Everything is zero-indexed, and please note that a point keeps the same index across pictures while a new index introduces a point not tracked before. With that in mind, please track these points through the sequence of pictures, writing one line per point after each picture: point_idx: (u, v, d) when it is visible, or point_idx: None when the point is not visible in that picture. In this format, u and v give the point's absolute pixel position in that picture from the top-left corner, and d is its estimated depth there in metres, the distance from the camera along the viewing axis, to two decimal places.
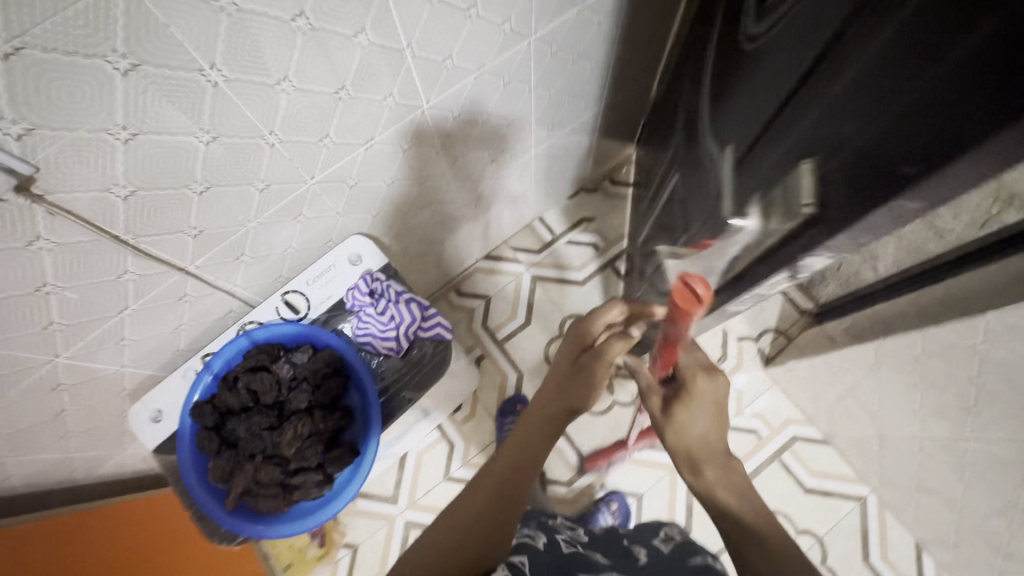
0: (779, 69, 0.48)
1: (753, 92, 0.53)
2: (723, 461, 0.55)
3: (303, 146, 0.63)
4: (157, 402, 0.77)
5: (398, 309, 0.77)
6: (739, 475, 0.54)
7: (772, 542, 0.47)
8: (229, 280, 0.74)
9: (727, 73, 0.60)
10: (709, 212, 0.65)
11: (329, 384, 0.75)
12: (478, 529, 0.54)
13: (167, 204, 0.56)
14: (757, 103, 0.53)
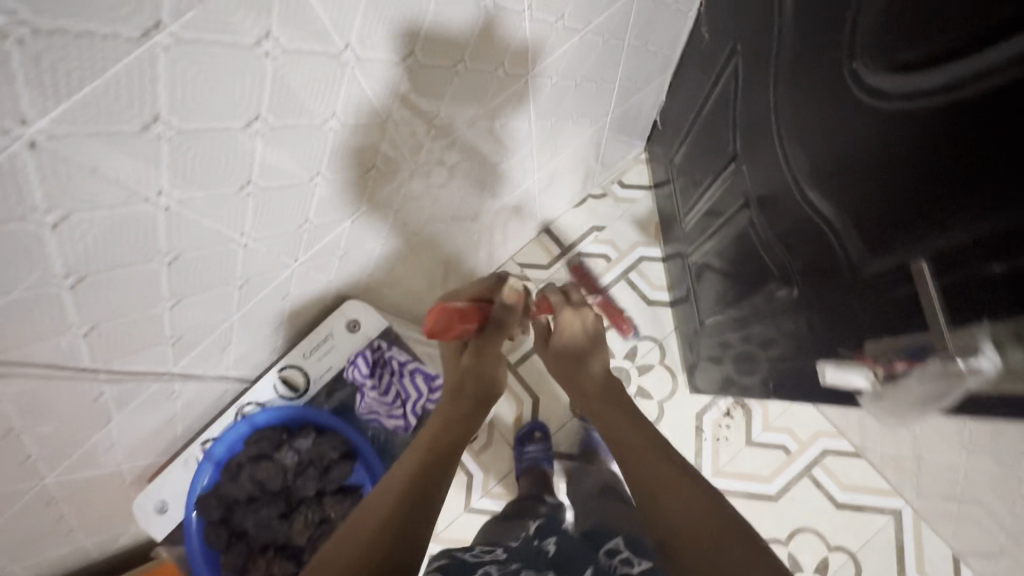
0: (932, 178, 0.41)
1: (880, 176, 0.46)
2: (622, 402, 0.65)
3: (282, 235, 0.56)
4: (161, 492, 0.73)
5: (403, 383, 0.71)
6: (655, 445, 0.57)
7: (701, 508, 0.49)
8: (221, 366, 0.69)
9: (847, 129, 0.49)
10: (850, 297, 0.54)
11: (337, 469, 0.70)
12: (406, 507, 0.47)
13: (137, 324, 0.50)
14: (907, 188, 0.44)
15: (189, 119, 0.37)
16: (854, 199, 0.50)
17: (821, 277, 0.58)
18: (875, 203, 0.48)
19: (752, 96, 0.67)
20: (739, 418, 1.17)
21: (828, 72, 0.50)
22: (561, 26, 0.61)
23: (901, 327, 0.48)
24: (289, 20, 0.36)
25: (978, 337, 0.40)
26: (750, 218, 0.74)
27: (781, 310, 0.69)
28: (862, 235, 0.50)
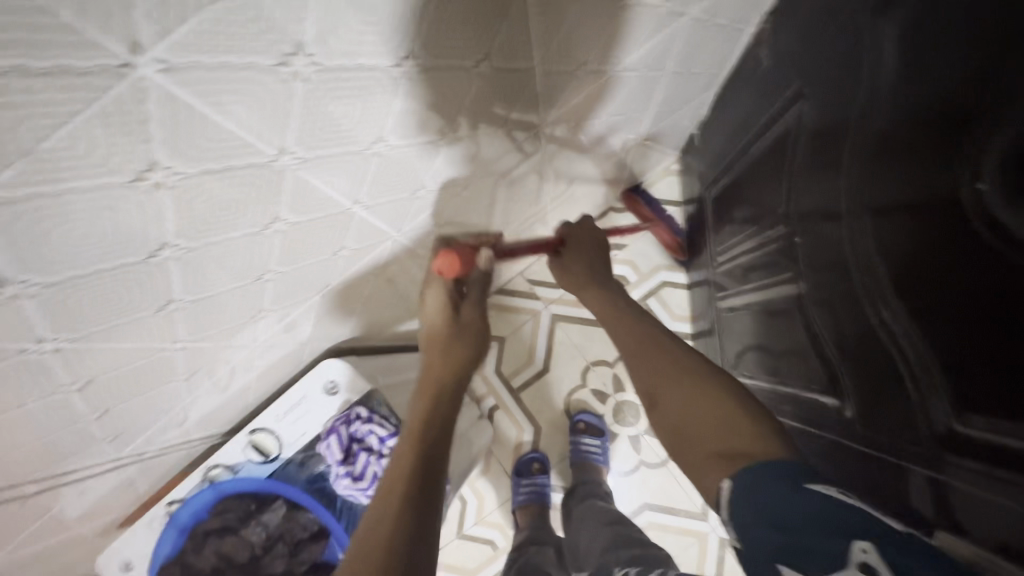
0: None
1: (996, 342, 0.36)
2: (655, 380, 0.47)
3: (232, 327, 0.47)
4: (124, 552, 0.69)
5: (379, 464, 0.64)
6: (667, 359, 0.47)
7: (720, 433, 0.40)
8: (184, 432, 0.63)
9: (959, 263, 0.38)
10: (917, 451, 0.46)
11: (308, 547, 0.64)
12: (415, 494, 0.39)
13: (55, 439, 0.42)
14: None
15: (62, 269, 0.27)
16: (943, 355, 0.40)
17: (883, 411, 0.49)
18: (979, 378, 0.37)
19: (821, 163, 0.54)
20: None
21: (944, 193, 0.38)
22: (583, 72, 0.49)
23: (973, 519, 0.40)
24: (189, 144, 0.26)
25: None
26: (801, 292, 0.62)
27: (824, 418, 0.59)
28: (954, 400, 0.40)
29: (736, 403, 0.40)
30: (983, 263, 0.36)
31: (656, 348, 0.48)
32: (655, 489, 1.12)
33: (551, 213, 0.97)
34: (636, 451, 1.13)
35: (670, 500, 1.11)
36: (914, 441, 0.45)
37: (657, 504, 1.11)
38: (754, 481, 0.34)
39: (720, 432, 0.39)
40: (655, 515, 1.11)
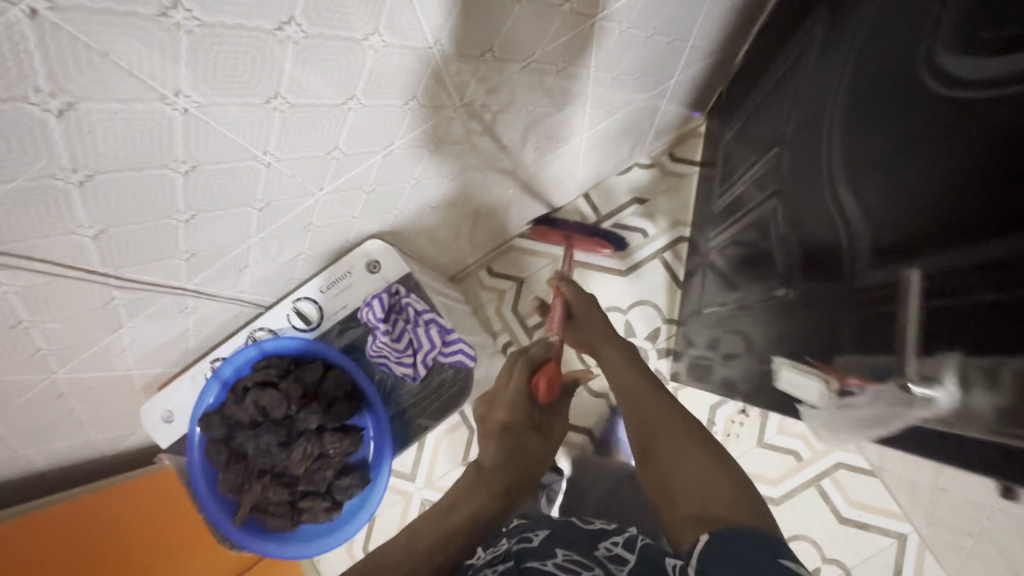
0: (963, 197, 0.35)
1: (907, 180, 0.40)
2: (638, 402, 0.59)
3: (306, 163, 0.52)
4: (168, 402, 0.74)
5: (418, 334, 0.70)
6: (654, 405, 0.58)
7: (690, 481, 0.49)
8: (236, 288, 0.68)
9: (896, 112, 0.41)
10: (839, 302, 0.49)
11: (340, 408, 0.69)
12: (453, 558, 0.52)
13: (148, 235, 0.48)
14: (932, 199, 0.37)
15: (212, 13, 0.33)
16: (899, 214, 0.41)
17: (818, 280, 0.53)
18: (924, 228, 0.38)
19: (815, 69, 0.56)
20: (754, 418, 1.13)
21: (898, 54, 0.42)
22: None
23: (875, 341, 0.43)
24: None
25: (945, 368, 0.36)
26: (774, 208, 0.64)
27: (770, 302, 0.64)
28: (872, 250, 0.44)
29: (715, 463, 0.50)
30: (921, 115, 0.38)
31: (650, 394, 0.60)
32: None
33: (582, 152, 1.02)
34: None
35: None
36: (834, 297, 0.50)
37: None
38: (731, 536, 0.41)
39: (696, 495, 0.48)
40: None
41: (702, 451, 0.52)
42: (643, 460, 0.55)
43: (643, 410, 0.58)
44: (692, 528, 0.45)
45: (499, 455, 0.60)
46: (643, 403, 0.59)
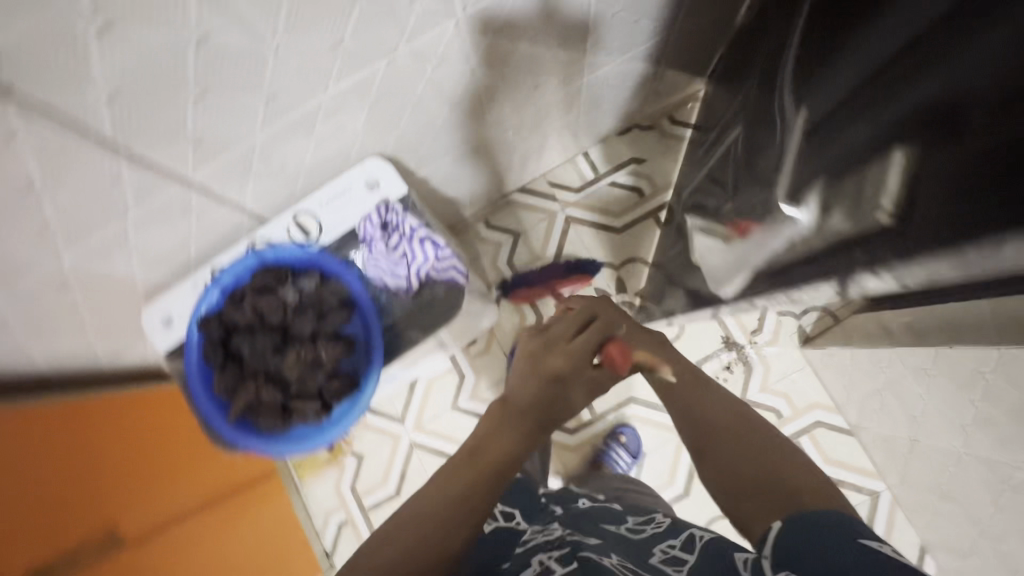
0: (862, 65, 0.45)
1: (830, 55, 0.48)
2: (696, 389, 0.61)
3: (314, 54, 0.55)
4: (168, 308, 0.77)
5: (412, 248, 0.72)
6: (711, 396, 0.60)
7: (757, 472, 0.52)
8: (240, 194, 0.70)
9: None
10: (758, 165, 0.61)
11: (334, 315, 0.72)
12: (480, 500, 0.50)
13: (159, 106, 0.50)
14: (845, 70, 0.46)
15: None
16: (848, 87, 0.46)
17: (751, 156, 0.63)
18: (875, 92, 0.43)
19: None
20: (738, 374, 1.17)
21: None
22: None
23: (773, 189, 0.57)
24: None
25: (810, 192, 0.51)
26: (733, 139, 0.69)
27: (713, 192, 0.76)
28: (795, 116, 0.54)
29: (778, 455, 0.53)
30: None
31: (704, 387, 0.61)
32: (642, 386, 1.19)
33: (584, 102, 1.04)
34: None
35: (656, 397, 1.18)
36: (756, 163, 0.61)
37: (643, 399, 1.19)
38: (812, 530, 0.44)
39: (766, 487, 0.51)
40: (641, 409, 1.18)
41: (764, 454, 0.54)
42: (699, 455, 0.57)
43: (699, 396, 0.60)
44: (764, 516, 0.50)
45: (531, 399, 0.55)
46: (697, 390, 0.61)
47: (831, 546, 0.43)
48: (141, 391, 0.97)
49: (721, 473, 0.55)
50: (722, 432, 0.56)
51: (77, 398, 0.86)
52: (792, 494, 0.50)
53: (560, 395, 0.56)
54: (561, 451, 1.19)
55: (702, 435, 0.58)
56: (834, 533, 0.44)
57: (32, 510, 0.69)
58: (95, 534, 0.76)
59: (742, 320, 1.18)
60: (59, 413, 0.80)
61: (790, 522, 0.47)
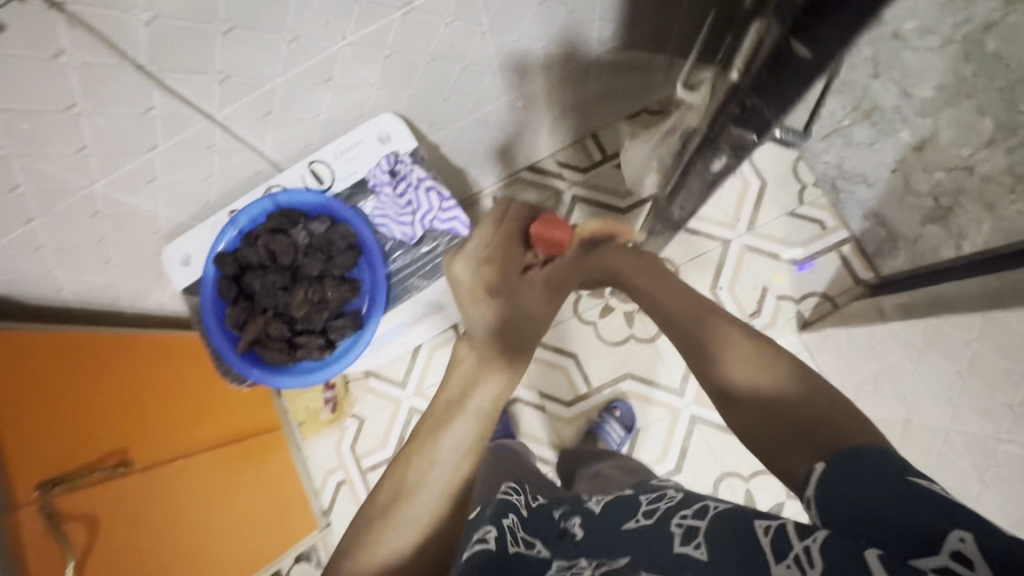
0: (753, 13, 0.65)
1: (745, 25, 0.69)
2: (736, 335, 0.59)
3: (337, 3, 0.59)
4: (187, 247, 0.81)
5: (417, 197, 0.76)
6: (743, 341, 0.58)
7: (793, 413, 0.50)
8: (260, 139, 0.75)
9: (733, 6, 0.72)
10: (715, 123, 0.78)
11: (341, 258, 0.76)
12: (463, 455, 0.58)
13: (191, 37, 0.55)
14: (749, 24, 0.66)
15: None
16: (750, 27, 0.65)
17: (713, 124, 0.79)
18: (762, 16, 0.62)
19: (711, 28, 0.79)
20: None
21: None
22: None
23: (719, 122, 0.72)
24: None
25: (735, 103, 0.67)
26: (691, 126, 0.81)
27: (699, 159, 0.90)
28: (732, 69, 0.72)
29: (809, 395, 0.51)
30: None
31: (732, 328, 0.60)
32: (639, 364, 1.21)
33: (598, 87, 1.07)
34: (628, 325, 1.22)
35: (652, 374, 1.20)
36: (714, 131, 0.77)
37: (640, 377, 1.21)
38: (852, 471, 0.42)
39: (799, 424, 0.49)
40: (636, 385, 1.20)
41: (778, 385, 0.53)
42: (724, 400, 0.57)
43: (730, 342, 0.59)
44: (806, 457, 0.47)
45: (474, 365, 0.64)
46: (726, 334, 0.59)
47: (870, 484, 0.40)
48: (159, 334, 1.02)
49: (750, 417, 0.54)
50: (739, 368, 0.56)
51: (98, 333, 0.90)
52: (833, 429, 0.47)
53: (511, 309, 0.68)
54: (555, 422, 1.22)
55: (725, 378, 0.57)
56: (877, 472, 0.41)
57: (34, 434, 0.70)
58: (102, 462, 0.78)
59: (741, 303, 1.20)
60: (80, 345, 0.84)
61: (833, 462, 0.44)
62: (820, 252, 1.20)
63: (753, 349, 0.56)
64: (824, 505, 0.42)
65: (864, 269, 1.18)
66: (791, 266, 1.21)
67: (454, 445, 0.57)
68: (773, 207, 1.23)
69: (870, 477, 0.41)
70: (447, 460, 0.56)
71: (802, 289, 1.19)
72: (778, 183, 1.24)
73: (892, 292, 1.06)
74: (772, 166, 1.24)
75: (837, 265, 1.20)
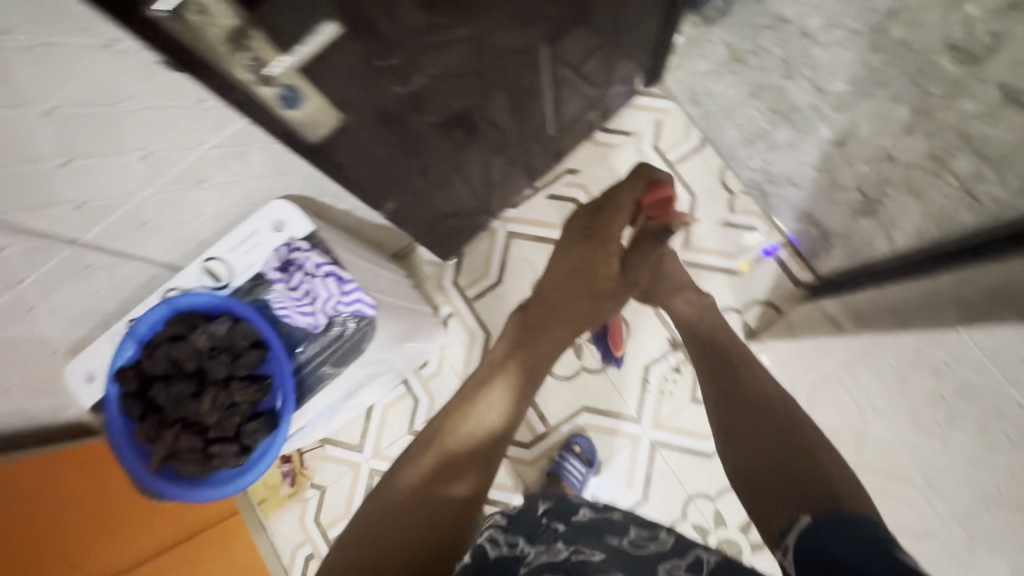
0: None
1: None
2: (763, 391, 0.75)
3: (178, 115, 0.57)
4: (89, 364, 0.78)
5: (315, 285, 0.74)
6: (773, 391, 0.74)
7: (800, 463, 0.64)
8: (144, 246, 0.72)
9: None
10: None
11: (246, 359, 0.73)
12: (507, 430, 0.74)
13: (24, 178, 0.52)
14: None
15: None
16: None
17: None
18: None
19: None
20: (687, 374, 1.17)
21: None
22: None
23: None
24: None
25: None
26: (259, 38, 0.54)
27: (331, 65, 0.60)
28: None
29: (816, 455, 0.64)
30: None
31: (754, 385, 0.77)
32: (593, 395, 1.20)
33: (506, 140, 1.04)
34: (578, 357, 1.21)
35: (608, 404, 1.19)
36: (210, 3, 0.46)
37: (595, 408, 1.19)
38: (839, 533, 0.53)
39: (794, 472, 0.63)
40: (593, 418, 1.19)
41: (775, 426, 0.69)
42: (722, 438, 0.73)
43: (749, 393, 0.75)
44: (792, 510, 0.60)
45: (551, 297, 0.85)
46: (746, 388, 0.76)
47: (851, 544, 0.51)
48: (88, 443, 0.98)
49: (749, 464, 0.68)
50: (741, 419, 0.73)
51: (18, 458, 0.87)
52: (815, 470, 0.62)
53: (591, 254, 0.85)
54: (519, 467, 1.20)
55: (729, 421, 0.74)
56: (864, 539, 0.51)
57: None
58: None
59: None
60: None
61: (819, 519, 0.56)
62: (758, 258, 1.20)
63: (763, 392, 0.75)
64: (808, 552, 0.54)
65: (803, 272, 1.18)
66: (731, 276, 1.20)
67: (488, 408, 0.74)
68: (707, 219, 1.23)
69: (856, 545, 0.51)
70: (478, 425, 0.72)
71: (743, 299, 1.19)
72: (708, 195, 1.23)
73: (830, 294, 1.06)
74: (699, 178, 1.24)
75: (776, 270, 1.19)
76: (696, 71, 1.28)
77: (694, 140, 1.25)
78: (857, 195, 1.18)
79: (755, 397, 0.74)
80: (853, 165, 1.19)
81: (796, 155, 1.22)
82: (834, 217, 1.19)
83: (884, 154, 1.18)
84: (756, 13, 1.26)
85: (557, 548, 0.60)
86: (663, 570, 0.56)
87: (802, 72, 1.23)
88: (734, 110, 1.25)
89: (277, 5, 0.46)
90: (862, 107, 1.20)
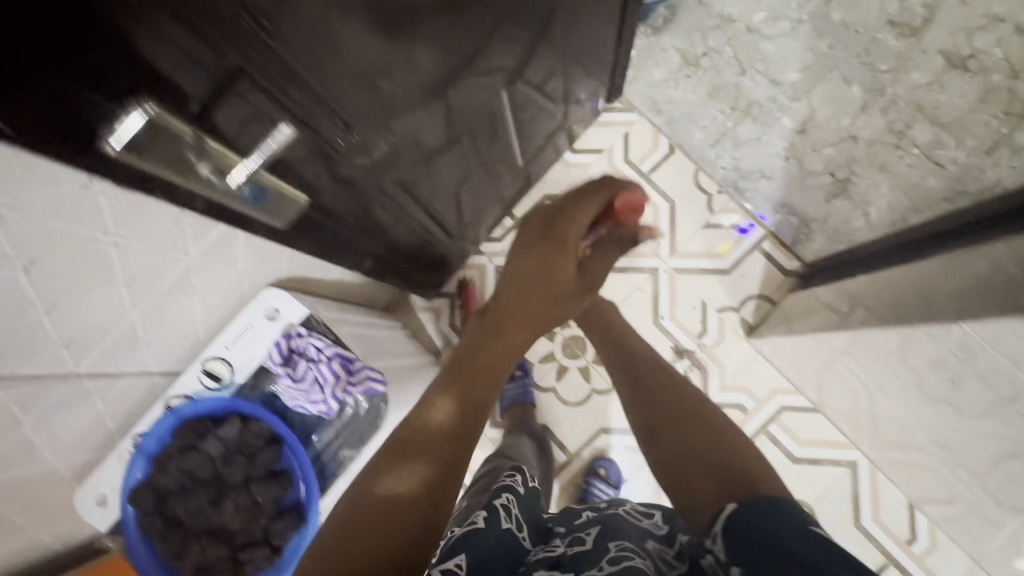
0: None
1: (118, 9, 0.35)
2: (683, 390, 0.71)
3: (157, 232, 0.56)
4: (99, 485, 0.75)
5: (321, 370, 0.74)
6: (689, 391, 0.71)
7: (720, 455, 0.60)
8: (140, 360, 0.70)
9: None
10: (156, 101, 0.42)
11: (264, 457, 0.72)
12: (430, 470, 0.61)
13: (12, 331, 0.50)
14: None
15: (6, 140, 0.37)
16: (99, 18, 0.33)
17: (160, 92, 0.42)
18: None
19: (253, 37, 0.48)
20: (696, 379, 1.18)
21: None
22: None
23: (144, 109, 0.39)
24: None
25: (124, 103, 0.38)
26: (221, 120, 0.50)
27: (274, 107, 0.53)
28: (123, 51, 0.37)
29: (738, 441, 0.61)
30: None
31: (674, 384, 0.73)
32: (607, 415, 1.20)
33: (482, 182, 1.03)
34: (586, 380, 1.21)
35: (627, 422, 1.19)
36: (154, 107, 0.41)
37: (611, 428, 1.19)
38: (759, 505, 0.50)
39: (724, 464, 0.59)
40: (611, 437, 1.19)
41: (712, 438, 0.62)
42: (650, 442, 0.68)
43: (669, 393, 0.71)
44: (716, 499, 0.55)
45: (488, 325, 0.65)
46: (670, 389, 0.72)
47: (774, 524, 0.48)
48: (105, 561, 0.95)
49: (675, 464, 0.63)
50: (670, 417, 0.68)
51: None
52: (739, 470, 0.57)
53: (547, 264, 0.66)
54: None
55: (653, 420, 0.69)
56: (779, 516, 0.48)
57: None
58: None
59: (687, 327, 1.21)
60: None
61: (742, 503, 0.52)
62: (745, 254, 1.21)
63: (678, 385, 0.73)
64: (731, 536, 0.50)
65: (790, 260, 1.20)
66: (722, 275, 1.22)
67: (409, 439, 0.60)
68: (689, 224, 1.24)
69: (772, 521, 0.48)
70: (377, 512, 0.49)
71: (737, 296, 1.20)
72: (686, 199, 1.25)
73: (823, 279, 1.08)
74: (675, 184, 1.26)
75: (764, 263, 1.21)
76: (653, 80, 1.29)
77: (663, 148, 1.27)
78: (828, 178, 1.21)
79: (678, 395, 0.70)
80: (819, 149, 1.22)
81: (764, 148, 1.26)
82: (810, 203, 1.21)
83: (847, 134, 1.21)
84: (702, 16, 1.28)
85: (557, 543, 0.61)
86: (653, 549, 0.57)
87: (755, 67, 1.26)
88: (696, 113, 1.28)
89: (249, 125, 0.45)
90: (818, 92, 1.24)
